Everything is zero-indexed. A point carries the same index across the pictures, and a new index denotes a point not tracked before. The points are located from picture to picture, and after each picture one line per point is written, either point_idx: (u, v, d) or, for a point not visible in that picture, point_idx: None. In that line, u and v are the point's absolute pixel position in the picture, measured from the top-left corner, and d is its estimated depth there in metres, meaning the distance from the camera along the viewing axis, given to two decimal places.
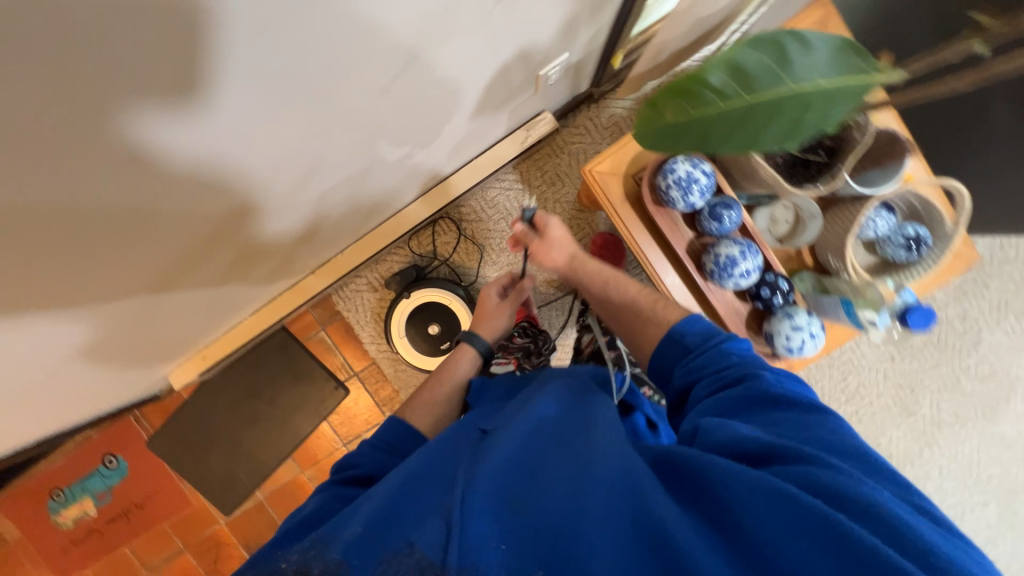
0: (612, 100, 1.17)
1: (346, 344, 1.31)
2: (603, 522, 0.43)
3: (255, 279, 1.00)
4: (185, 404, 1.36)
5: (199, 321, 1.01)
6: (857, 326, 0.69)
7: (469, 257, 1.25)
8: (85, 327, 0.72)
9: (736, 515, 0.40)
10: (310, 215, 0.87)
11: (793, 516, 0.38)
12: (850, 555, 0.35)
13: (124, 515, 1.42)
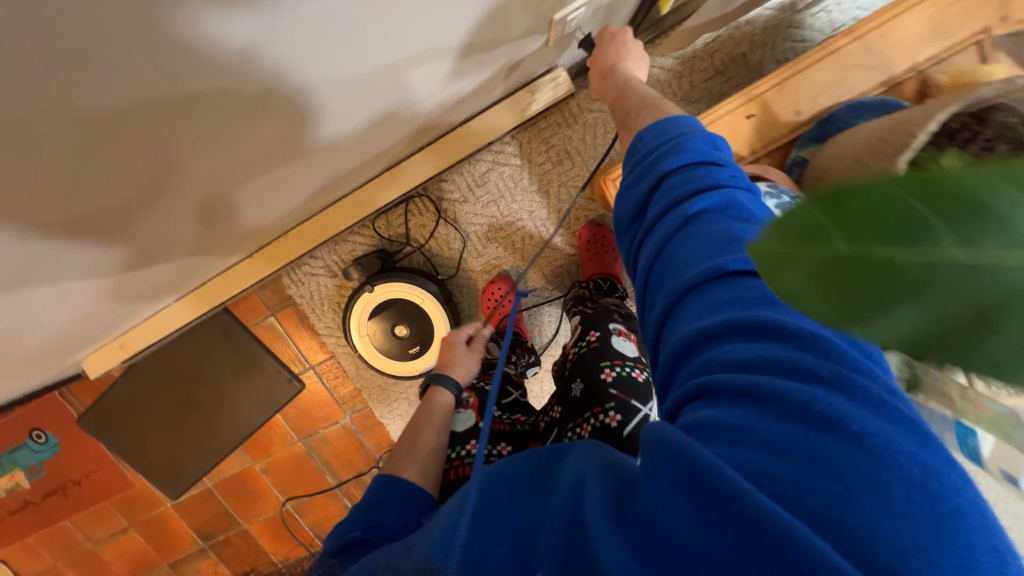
0: (650, 55, 0.87)
1: (300, 334, 1.12)
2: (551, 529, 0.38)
3: (166, 266, 0.77)
4: (117, 383, 1.18)
5: (98, 312, 0.80)
6: None
7: (449, 245, 1.02)
8: None
9: (659, 513, 0.33)
10: (220, 199, 0.63)
11: (719, 510, 0.31)
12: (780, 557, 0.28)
13: (60, 490, 1.30)
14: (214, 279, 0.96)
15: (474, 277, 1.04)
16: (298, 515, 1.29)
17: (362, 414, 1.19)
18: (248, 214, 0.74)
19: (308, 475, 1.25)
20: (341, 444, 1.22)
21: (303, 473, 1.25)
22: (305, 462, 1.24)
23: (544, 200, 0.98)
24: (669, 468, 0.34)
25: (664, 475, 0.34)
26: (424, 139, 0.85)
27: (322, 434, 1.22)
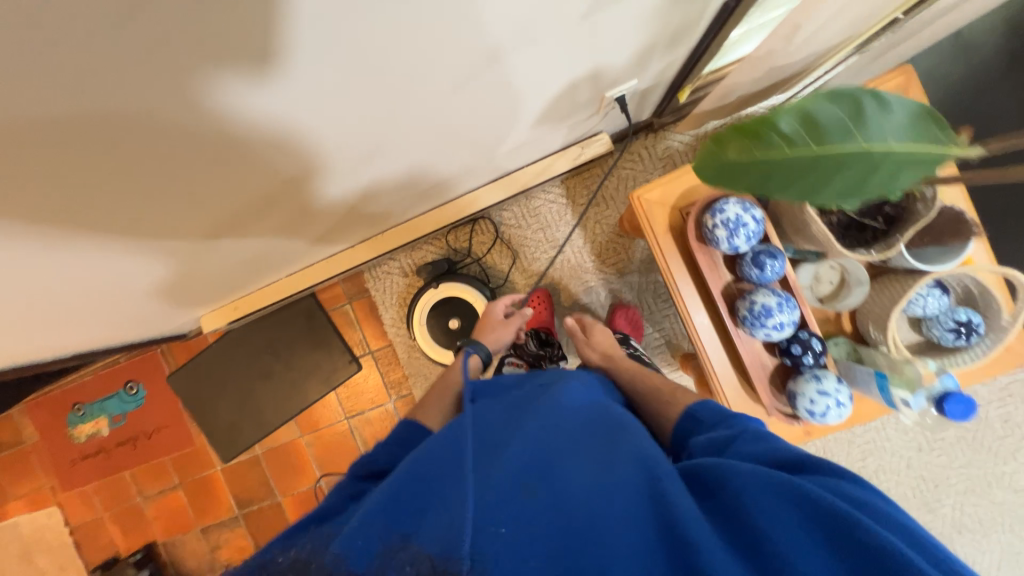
0: (670, 132, 1.17)
1: (367, 322, 1.35)
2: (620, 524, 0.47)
3: (296, 247, 1.01)
4: (209, 347, 1.41)
5: (237, 276, 1.04)
6: (889, 405, 0.62)
7: (501, 260, 1.27)
8: (134, 267, 0.74)
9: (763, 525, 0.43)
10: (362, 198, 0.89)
11: (808, 516, 0.43)
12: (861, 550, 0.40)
13: (132, 441, 1.49)
14: (316, 266, 1.21)
15: (518, 288, 1.27)
16: None
17: (404, 400, 1.36)
18: (368, 215, 1.00)
19: (346, 454, 1.40)
20: (381, 426, 1.38)
21: (343, 452, 1.41)
22: (346, 441, 1.40)
23: (581, 232, 1.23)
24: (772, 502, 0.45)
25: (772, 504, 0.44)
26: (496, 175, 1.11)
27: (366, 415, 1.39)
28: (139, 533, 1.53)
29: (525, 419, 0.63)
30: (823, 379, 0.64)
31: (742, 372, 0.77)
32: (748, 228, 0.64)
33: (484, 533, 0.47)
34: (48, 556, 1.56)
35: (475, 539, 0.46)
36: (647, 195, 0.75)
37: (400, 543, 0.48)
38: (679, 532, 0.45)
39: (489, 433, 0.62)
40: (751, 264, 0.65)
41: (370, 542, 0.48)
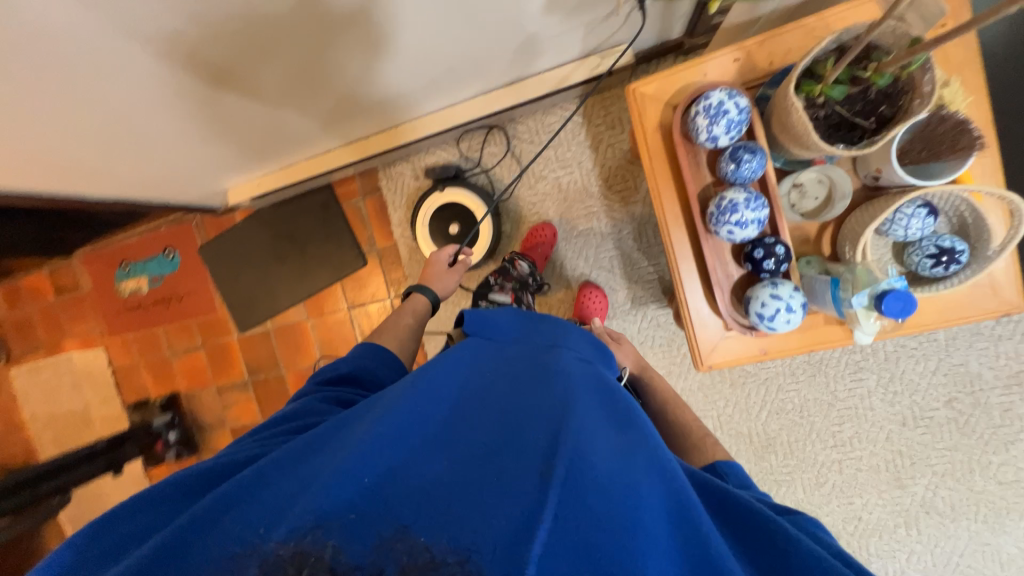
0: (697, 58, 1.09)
1: (376, 219, 1.42)
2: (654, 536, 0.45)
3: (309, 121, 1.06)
4: (235, 225, 1.54)
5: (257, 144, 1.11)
6: (838, 311, 0.63)
7: (509, 173, 1.29)
8: (155, 96, 0.81)
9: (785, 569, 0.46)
10: (369, 70, 0.91)
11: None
12: None
13: (165, 301, 1.68)
14: (333, 153, 1.27)
15: (521, 204, 1.29)
16: None
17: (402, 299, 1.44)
18: (378, 96, 1.03)
19: (344, 342, 1.52)
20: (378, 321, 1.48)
21: (341, 339, 1.52)
22: (345, 329, 1.51)
23: (592, 155, 1.22)
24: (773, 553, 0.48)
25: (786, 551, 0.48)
26: (511, 77, 1.09)
27: (366, 309, 1.48)
28: (166, 382, 1.74)
29: (537, 390, 0.57)
30: (779, 285, 0.64)
31: (708, 285, 0.76)
32: (730, 115, 0.61)
33: (506, 541, 0.41)
34: (93, 388, 1.82)
35: (496, 548, 0.41)
36: (643, 88, 0.73)
37: (399, 532, 0.42)
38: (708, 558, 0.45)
39: (498, 403, 0.56)
40: (728, 159, 0.64)
41: (369, 530, 0.42)
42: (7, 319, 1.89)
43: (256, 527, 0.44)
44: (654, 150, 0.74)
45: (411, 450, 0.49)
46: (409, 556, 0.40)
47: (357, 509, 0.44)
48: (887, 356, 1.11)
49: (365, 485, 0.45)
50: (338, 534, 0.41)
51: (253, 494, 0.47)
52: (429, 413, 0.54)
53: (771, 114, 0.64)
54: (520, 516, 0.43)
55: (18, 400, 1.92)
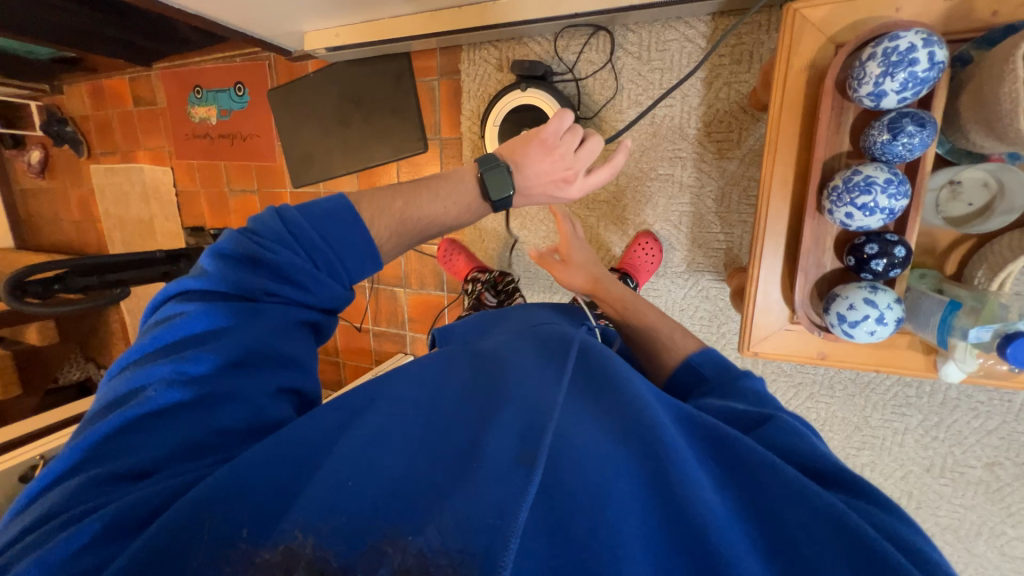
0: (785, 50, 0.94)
1: (448, 106, 1.34)
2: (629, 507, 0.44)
3: None
4: (306, 75, 1.48)
5: None
6: (941, 337, 0.56)
7: (601, 89, 1.14)
8: None
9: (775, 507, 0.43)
10: None
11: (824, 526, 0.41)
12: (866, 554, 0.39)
13: (230, 138, 1.70)
14: (419, 19, 1.15)
15: (603, 127, 1.16)
16: None
17: None
18: None
19: None
20: None
21: None
22: None
23: (702, 91, 1.05)
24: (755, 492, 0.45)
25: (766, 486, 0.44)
26: None
27: None
28: (221, 216, 1.83)
29: (504, 377, 0.57)
30: (880, 291, 0.55)
31: (789, 269, 0.67)
32: (916, 68, 0.48)
33: (471, 530, 0.40)
34: (159, 203, 1.95)
35: (461, 537, 0.39)
36: (809, 12, 0.58)
37: (392, 534, 0.41)
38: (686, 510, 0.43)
39: (468, 394, 0.56)
40: (885, 128, 0.51)
41: (359, 532, 0.41)
42: (90, 117, 1.99)
43: (232, 527, 0.42)
44: (789, 98, 0.61)
45: (380, 441, 0.49)
46: (401, 560, 0.39)
47: (345, 508, 0.43)
48: (944, 402, 1.01)
49: (341, 485, 0.45)
50: (327, 536, 0.41)
51: (203, 513, 0.43)
52: (400, 403, 0.54)
53: (974, 78, 0.50)
54: (496, 501, 0.41)
55: (96, 196, 2.10)
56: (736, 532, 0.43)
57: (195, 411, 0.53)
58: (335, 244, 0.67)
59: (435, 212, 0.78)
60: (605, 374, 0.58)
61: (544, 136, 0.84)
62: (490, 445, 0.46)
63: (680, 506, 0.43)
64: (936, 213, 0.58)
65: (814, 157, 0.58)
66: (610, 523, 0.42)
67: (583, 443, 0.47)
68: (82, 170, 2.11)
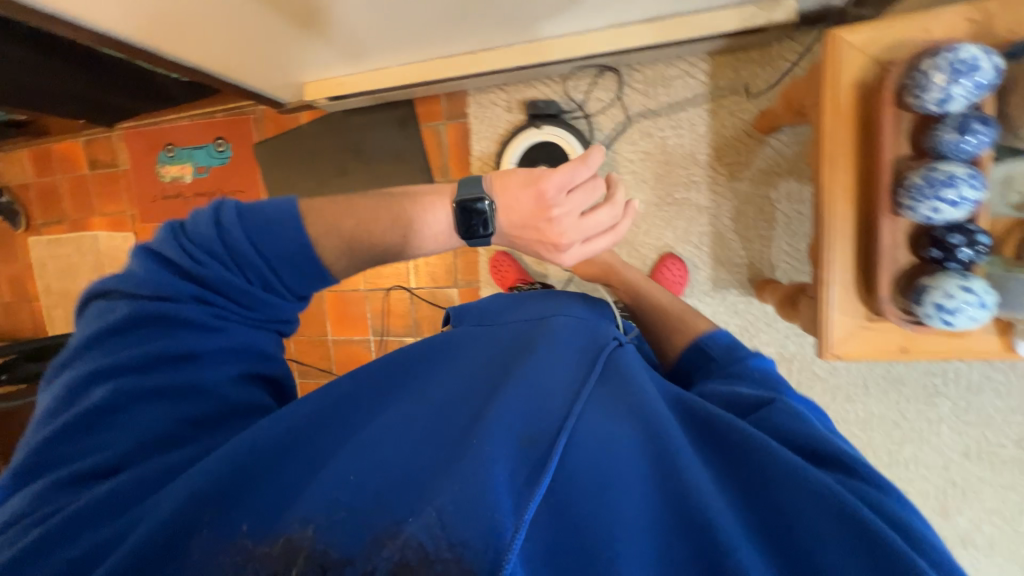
0: (809, 57, 1.04)
1: (456, 149, 1.34)
2: (627, 496, 0.47)
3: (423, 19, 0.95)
4: (299, 127, 1.43)
5: (358, 36, 1.01)
6: None
7: (612, 123, 1.20)
8: None
9: (774, 487, 0.46)
10: None
11: (818, 503, 0.43)
12: (868, 542, 0.41)
13: (208, 195, 1.58)
14: (430, 66, 1.17)
15: (618, 159, 1.21)
16: (367, 302, 1.49)
17: None
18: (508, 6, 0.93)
19: (394, 273, 1.45)
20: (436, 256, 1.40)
21: (391, 269, 1.45)
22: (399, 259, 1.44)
23: (708, 120, 1.13)
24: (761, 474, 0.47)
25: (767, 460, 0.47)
26: (650, 14, 0.99)
27: None
28: None
29: (512, 366, 0.61)
30: (969, 279, 0.58)
31: (861, 269, 0.69)
32: (978, 75, 0.54)
33: (472, 522, 0.42)
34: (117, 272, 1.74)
35: (454, 523, 0.42)
36: (852, 36, 0.65)
37: (391, 527, 0.45)
38: (684, 492, 0.46)
39: (476, 388, 0.60)
40: (952, 128, 0.57)
41: (362, 531, 0.45)
42: (32, 185, 1.79)
43: (234, 526, 0.48)
44: (840, 112, 0.67)
45: (390, 448, 0.53)
46: (401, 555, 0.41)
47: (348, 504, 0.47)
48: (969, 386, 1.08)
49: (348, 482, 0.49)
50: (330, 535, 0.45)
51: (203, 515, 0.48)
52: (415, 408, 0.58)
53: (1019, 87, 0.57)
54: (498, 488, 0.45)
55: (35, 271, 1.84)
56: (728, 509, 0.45)
57: (154, 403, 0.56)
58: (273, 260, 0.58)
59: (394, 236, 0.63)
60: (614, 365, 0.61)
61: (543, 185, 0.61)
62: (495, 434, 0.50)
63: (680, 487, 0.47)
64: (1004, 201, 0.62)
65: (882, 161, 0.62)
66: (609, 507, 0.46)
67: (586, 431, 0.51)
68: (16, 243, 1.86)
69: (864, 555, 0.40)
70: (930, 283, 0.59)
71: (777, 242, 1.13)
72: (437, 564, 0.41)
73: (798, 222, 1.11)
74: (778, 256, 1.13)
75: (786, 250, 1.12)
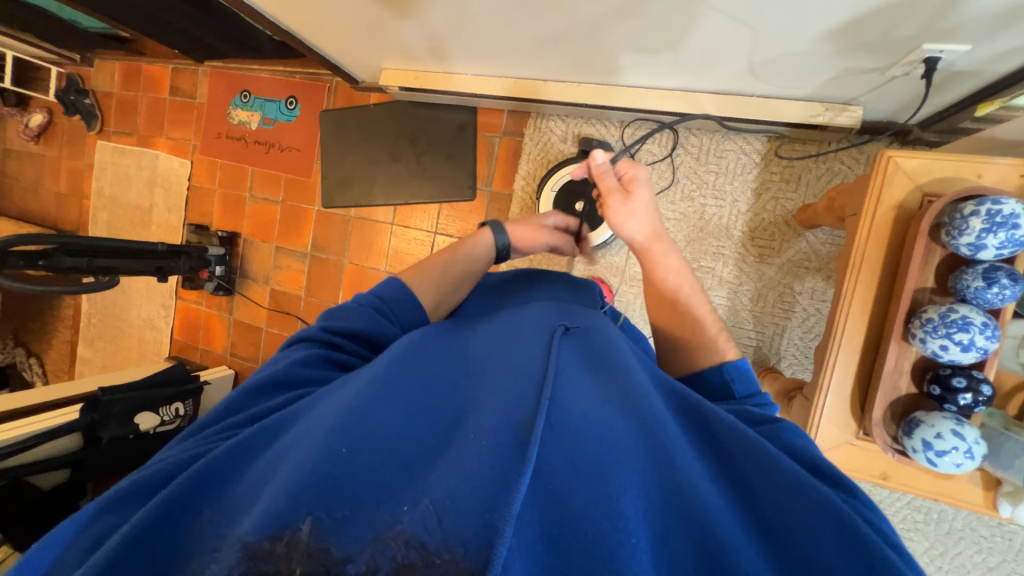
0: (865, 164, 1.05)
1: (503, 163, 1.39)
2: (640, 498, 0.44)
3: (504, 40, 1.00)
4: (366, 105, 1.51)
5: (442, 39, 1.07)
6: None
7: (657, 178, 1.23)
8: None
9: (765, 495, 0.46)
10: (598, 20, 0.84)
11: (808, 504, 0.43)
12: (855, 538, 0.41)
13: (267, 145, 1.67)
14: (501, 82, 1.21)
15: (655, 212, 1.23)
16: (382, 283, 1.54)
17: None
18: (587, 48, 0.97)
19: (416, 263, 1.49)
20: None
21: (412, 259, 1.50)
22: (423, 251, 1.48)
23: (752, 199, 1.15)
24: (744, 471, 0.47)
25: (754, 465, 0.47)
26: (718, 87, 1.02)
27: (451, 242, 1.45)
28: (231, 219, 1.74)
29: (503, 354, 0.58)
30: (964, 426, 0.58)
31: (860, 385, 0.70)
32: (1016, 231, 0.54)
33: (469, 523, 0.39)
34: (165, 192, 1.85)
35: (455, 509, 0.40)
36: (902, 160, 0.66)
37: (390, 524, 0.40)
38: (689, 502, 0.44)
39: (465, 368, 0.57)
40: (979, 276, 0.57)
41: (357, 520, 0.40)
42: (115, 95, 1.91)
43: (224, 526, 0.42)
44: (875, 229, 0.68)
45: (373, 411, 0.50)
46: (403, 554, 0.38)
47: (337, 480, 0.43)
48: (949, 532, 1.04)
49: (336, 454, 0.44)
50: (328, 527, 0.40)
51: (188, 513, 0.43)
52: (401, 363, 0.55)
53: None
54: (493, 475, 0.43)
55: (93, 172, 1.96)
56: (734, 521, 0.44)
57: (231, 413, 0.54)
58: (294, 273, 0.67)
59: None
60: (602, 355, 0.60)
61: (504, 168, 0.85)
62: (489, 421, 0.47)
63: (684, 495, 0.45)
64: (1015, 357, 0.61)
65: (904, 287, 0.63)
66: (613, 499, 0.43)
67: (586, 416, 0.49)
68: (85, 143, 1.99)
69: (859, 555, 0.40)
70: (922, 418, 0.60)
71: (789, 333, 1.12)
72: (439, 562, 0.38)
73: (815, 320, 1.11)
74: (787, 347, 1.13)
75: (797, 344, 1.12)
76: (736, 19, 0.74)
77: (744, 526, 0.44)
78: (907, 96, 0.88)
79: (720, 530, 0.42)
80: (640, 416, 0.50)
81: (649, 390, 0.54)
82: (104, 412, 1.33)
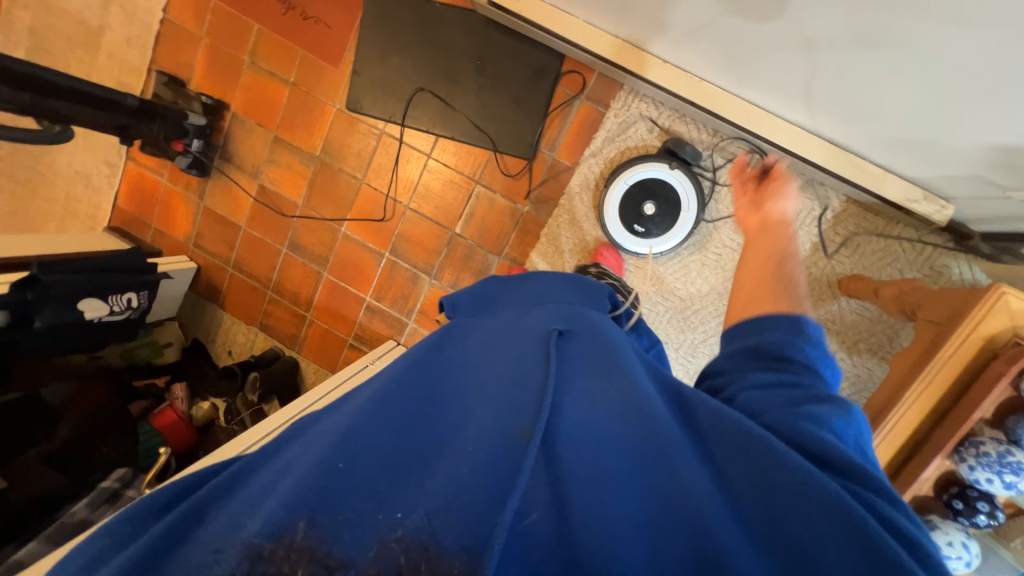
0: (916, 253, 1.11)
1: (575, 131, 1.24)
2: (628, 507, 0.41)
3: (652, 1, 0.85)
4: (432, 2, 1.23)
5: None
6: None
7: (730, 201, 1.19)
8: None
9: (777, 501, 0.40)
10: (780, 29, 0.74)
11: (819, 510, 0.38)
12: (869, 553, 0.36)
13: (286, 4, 1.32)
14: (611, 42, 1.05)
15: (714, 236, 1.21)
16: (401, 219, 1.37)
17: (535, 218, 1.30)
18: (739, 50, 0.86)
19: (445, 208, 1.34)
20: (496, 217, 1.32)
21: (443, 202, 1.34)
22: (458, 198, 1.33)
23: (807, 251, 1.17)
24: (754, 477, 0.41)
25: (769, 468, 0.41)
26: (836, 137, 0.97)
27: (492, 199, 1.31)
28: (219, 83, 1.40)
29: (501, 353, 0.55)
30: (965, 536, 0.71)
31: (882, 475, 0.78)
32: None
33: (458, 532, 0.39)
34: (125, 16, 1.41)
35: (445, 517, 0.39)
36: (1012, 299, 0.70)
37: (391, 526, 0.40)
38: (683, 508, 0.40)
39: (459, 372, 0.55)
40: None
41: (357, 523, 0.40)
42: None
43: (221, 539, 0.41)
44: (958, 351, 0.73)
45: (363, 412, 0.47)
46: (406, 556, 0.38)
47: (333, 492, 0.41)
48: None
49: (332, 469, 0.42)
50: (325, 529, 0.40)
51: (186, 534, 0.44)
52: (400, 377, 0.52)
53: None
54: (479, 483, 0.41)
55: None
56: (732, 524, 0.39)
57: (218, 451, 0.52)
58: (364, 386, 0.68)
59: None
60: (605, 348, 0.54)
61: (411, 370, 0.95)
62: (483, 425, 0.45)
63: (679, 501, 0.41)
64: None
65: (971, 416, 0.69)
66: (599, 507, 0.41)
67: (576, 425, 0.46)
68: None
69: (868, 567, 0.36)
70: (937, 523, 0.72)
71: None
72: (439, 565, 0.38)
73: None
74: None
75: None
76: (929, 90, 0.69)
77: (740, 524, 0.40)
78: (1000, 215, 0.91)
79: (721, 536, 0.38)
80: (642, 427, 0.45)
81: (651, 394, 0.48)
82: (42, 294, 1.10)
